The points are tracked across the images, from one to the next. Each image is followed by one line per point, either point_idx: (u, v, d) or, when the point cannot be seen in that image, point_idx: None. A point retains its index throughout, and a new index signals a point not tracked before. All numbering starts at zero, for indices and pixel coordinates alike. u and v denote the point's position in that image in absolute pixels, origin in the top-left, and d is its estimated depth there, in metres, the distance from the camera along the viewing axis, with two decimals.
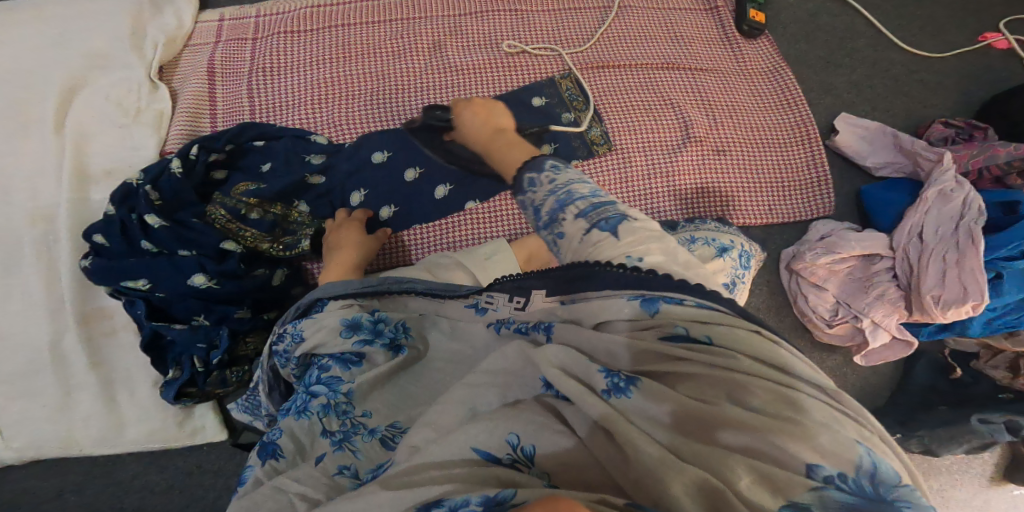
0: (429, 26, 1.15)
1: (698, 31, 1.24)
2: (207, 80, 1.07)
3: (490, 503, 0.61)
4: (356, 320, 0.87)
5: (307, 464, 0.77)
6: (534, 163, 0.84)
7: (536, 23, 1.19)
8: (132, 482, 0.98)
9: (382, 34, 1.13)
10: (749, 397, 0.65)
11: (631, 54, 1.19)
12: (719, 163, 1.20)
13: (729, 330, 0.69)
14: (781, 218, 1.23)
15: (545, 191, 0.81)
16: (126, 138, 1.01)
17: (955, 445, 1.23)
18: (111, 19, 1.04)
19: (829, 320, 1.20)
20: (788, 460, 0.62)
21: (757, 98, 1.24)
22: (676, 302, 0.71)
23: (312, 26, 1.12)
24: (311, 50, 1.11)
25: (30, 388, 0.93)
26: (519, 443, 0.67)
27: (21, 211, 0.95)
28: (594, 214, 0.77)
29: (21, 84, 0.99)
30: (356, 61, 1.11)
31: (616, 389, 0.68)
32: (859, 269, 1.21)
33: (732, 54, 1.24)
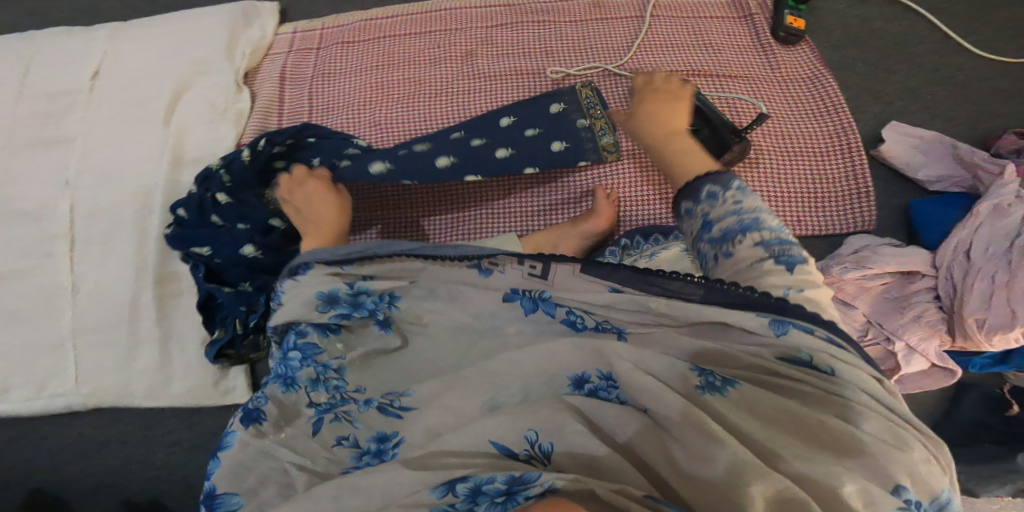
0: (463, 36, 1.22)
1: (730, 39, 1.25)
2: (279, 85, 1.25)
3: (514, 481, 0.77)
4: (334, 294, 0.92)
5: (305, 434, 0.87)
6: (720, 179, 0.92)
7: (564, 34, 1.23)
8: (166, 438, 1.18)
9: (421, 44, 1.22)
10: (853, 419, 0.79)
11: (659, 63, 1.21)
12: (745, 171, 1.20)
13: (851, 366, 0.80)
14: (808, 229, 1.18)
15: (729, 211, 0.89)
16: (212, 133, 1.20)
17: (997, 486, 1.11)
18: (212, 33, 1.24)
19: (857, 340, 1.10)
20: (881, 477, 0.75)
21: (792, 105, 1.22)
22: (806, 329, 0.80)
23: (363, 36, 1.23)
24: (361, 57, 1.22)
25: (107, 338, 1.14)
26: (537, 440, 0.82)
27: (128, 189, 1.16)
28: (775, 247, 0.85)
29: (140, 88, 1.21)
30: (396, 69, 1.21)
31: (712, 387, 0.82)
32: (896, 288, 1.11)
33: (766, 60, 1.24)
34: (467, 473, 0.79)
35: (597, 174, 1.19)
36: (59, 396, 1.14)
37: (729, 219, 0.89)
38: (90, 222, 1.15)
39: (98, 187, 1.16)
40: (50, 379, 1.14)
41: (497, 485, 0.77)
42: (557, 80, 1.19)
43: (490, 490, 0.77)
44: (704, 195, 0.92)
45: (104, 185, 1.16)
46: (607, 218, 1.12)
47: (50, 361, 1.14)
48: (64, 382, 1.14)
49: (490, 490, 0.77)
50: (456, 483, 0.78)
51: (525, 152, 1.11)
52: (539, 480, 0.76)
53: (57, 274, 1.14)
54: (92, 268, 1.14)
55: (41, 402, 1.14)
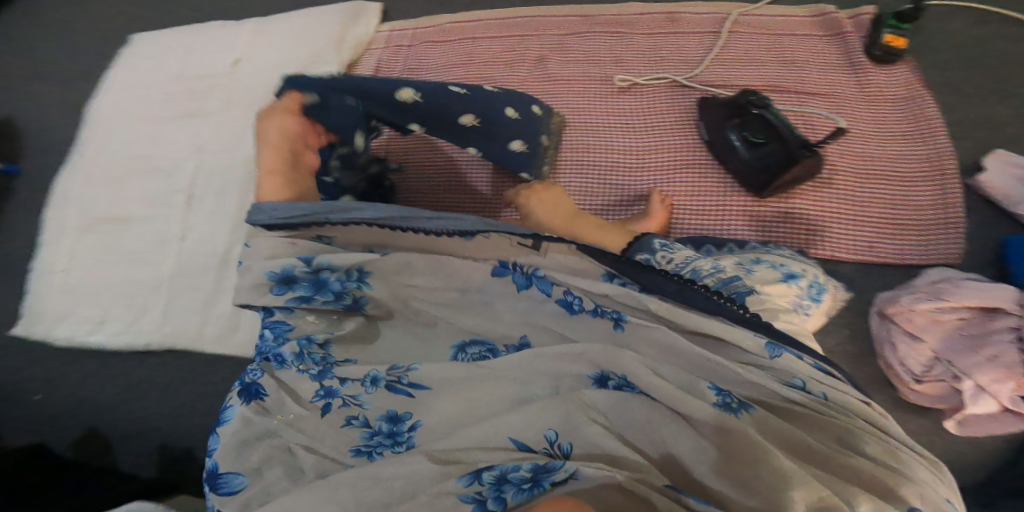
0: (537, 41, 1.23)
1: (816, 56, 1.18)
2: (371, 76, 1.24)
3: (539, 469, 0.77)
4: (290, 275, 0.88)
5: (313, 415, 0.84)
6: (644, 244, 0.91)
7: (635, 45, 1.22)
8: (220, 385, 1.28)
9: (497, 45, 1.23)
10: (858, 444, 0.76)
11: (733, 77, 1.18)
12: (816, 191, 1.11)
13: (846, 395, 0.78)
14: (884, 257, 1.06)
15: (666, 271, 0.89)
16: None
17: None
18: None
19: (918, 375, 0.95)
20: (896, 497, 0.71)
21: (879, 126, 1.12)
22: (798, 356, 0.79)
23: (448, 38, 1.24)
24: (443, 58, 1.23)
25: (195, 283, 1.29)
26: (556, 439, 0.82)
27: (241, 156, 1.35)
28: (725, 288, 0.87)
29: (263, 74, 1.38)
30: (472, 68, 1.22)
31: (730, 406, 0.79)
32: (975, 324, 0.95)
33: (855, 79, 1.16)
34: (495, 462, 0.80)
35: (652, 180, 1.16)
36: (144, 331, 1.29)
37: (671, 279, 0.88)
38: (208, 188, 1.35)
39: (222, 152, 1.37)
40: (140, 315, 1.29)
41: (521, 473, 0.77)
42: (624, 88, 1.20)
43: (515, 479, 0.77)
44: (635, 263, 0.90)
45: (226, 155, 1.36)
46: (659, 221, 1.10)
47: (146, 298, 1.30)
48: (150, 320, 1.29)
49: (515, 478, 0.77)
50: (483, 472, 0.78)
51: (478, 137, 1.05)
52: (562, 466, 0.78)
53: (171, 224, 1.33)
54: (201, 220, 1.33)
55: (124, 339, 1.29)
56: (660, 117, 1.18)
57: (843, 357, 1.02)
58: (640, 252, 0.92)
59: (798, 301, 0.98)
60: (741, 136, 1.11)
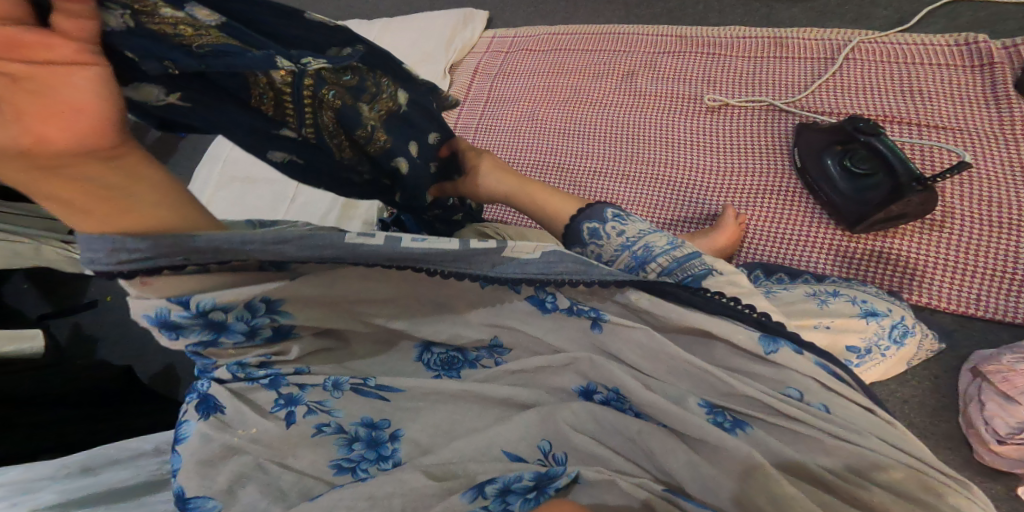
0: (630, 57, 1.21)
1: (948, 86, 1.02)
2: (470, 77, 1.29)
3: (541, 478, 0.66)
4: (166, 319, 0.59)
5: (275, 426, 0.66)
6: (597, 212, 0.78)
7: (734, 65, 1.15)
8: None
9: (591, 58, 1.23)
10: (879, 471, 0.57)
11: (840, 103, 1.06)
12: (923, 230, 0.93)
13: (851, 402, 0.60)
14: (993, 315, 0.87)
15: (615, 245, 0.74)
16: None
17: None
18: None
19: (1003, 439, 0.75)
20: None
21: (1015, 166, 0.93)
22: (796, 352, 0.60)
23: (544, 47, 1.27)
24: (537, 65, 1.26)
25: None
26: (550, 450, 0.69)
27: None
28: (678, 271, 0.70)
29: None
30: (562, 77, 1.23)
31: (728, 426, 0.63)
32: None
33: (994, 115, 0.98)
34: (495, 474, 0.67)
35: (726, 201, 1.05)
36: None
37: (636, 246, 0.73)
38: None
39: None
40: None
41: (524, 482, 0.65)
42: (713, 108, 1.12)
43: (519, 489, 0.65)
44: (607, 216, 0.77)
45: None
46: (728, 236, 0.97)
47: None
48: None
49: (518, 490, 0.65)
50: (484, 484, 0.65)
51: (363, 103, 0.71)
52: (565, 472, 0.67)
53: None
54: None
55: None
56: (743, 140, 1.09)
57: (915, 416, 0.84)
58: (592, 221, 0.77)
59: (876, 340, 0.81)
60: (840, 165, 0.97)
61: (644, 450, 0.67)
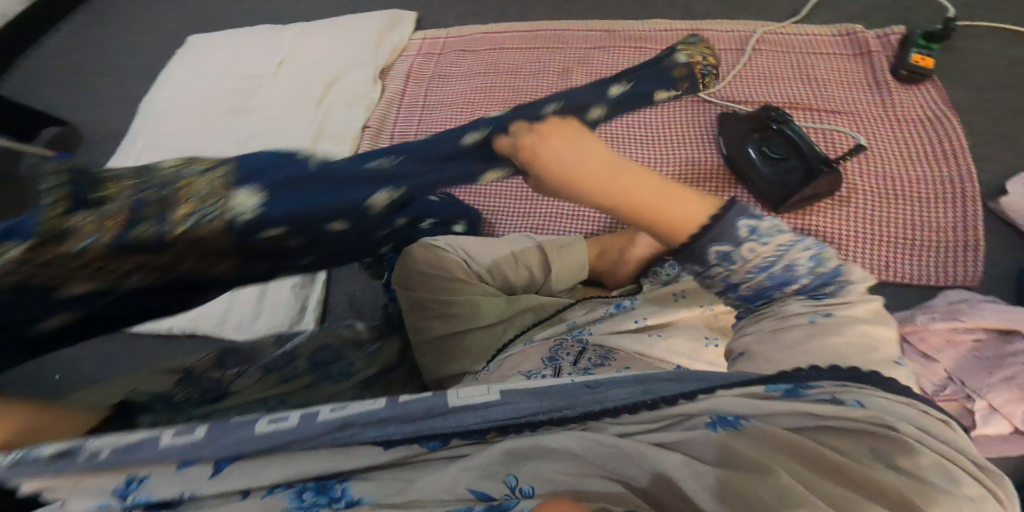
0: (562, 55, 1.29)
1: (837, 74, 1.19)
2: (402, 83, 1.38)
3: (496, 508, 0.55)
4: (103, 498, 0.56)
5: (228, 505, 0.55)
6: (723, 233, 0.69)
7: (659, 59, 1.26)
8: None
9: (524, 58, 1.31)
10: (897, 460, 0.57)
11: (752, 93, 1.20)
12: (835, 208, 1.11)
13: (881, 400, 0.60)
14: (895, 278, 1.06)
15: (761, 263, 0.70)
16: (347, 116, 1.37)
17: None
18: (365, 35, 1.45)
19: (930, 395, 0.95)
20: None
21: (896, 145, 1.11)
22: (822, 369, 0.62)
23: (478, 46, 1.36)
24: (472, 66, 1.34)
25: None
26: (517, 484, 0.57)
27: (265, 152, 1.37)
28: (820, 287, 0.70)
29: (308, 80, 1.45)
30: (499, 78, 1.30)
31: (724, 423, 0.59)
32: (993, 347, 0.96)
33: (880, 98, 1.15)
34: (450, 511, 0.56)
35: None
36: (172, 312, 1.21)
37: (760, 274, 0.70)
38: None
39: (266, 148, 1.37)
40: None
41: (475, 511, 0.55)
42: None
43: None
44: (713, 256, 0.70)
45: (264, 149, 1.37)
46: None
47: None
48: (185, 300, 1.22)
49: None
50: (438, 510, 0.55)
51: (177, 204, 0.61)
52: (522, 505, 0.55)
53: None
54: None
55: None
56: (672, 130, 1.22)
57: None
58: (742, 224, 0.70)
59: None
60: (761, 151, 1.13)
61: (629, 457, 0.58)
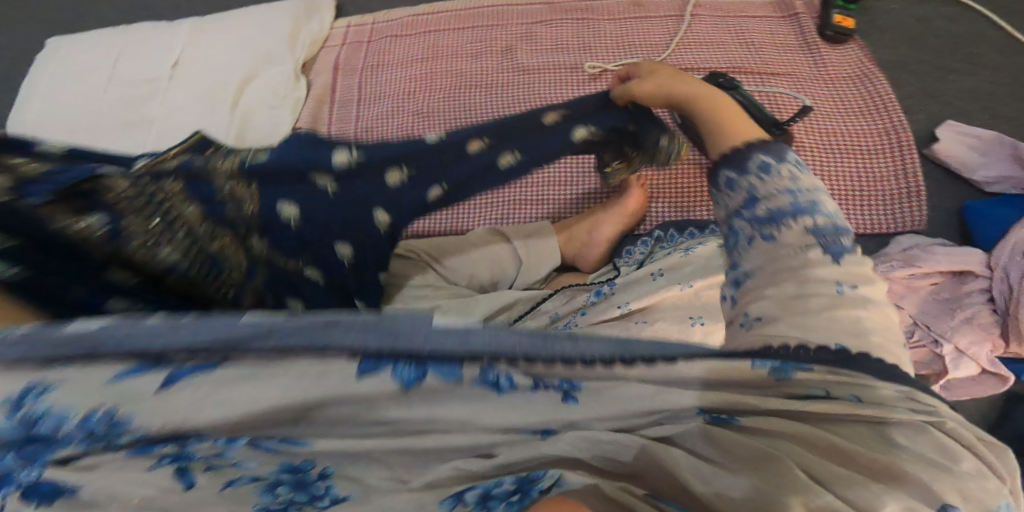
0: (504, 32, 1.27)
1: (772, 37, 1.23)
2: (331, 74, 1.33)
3: (524, 481, 0.55)
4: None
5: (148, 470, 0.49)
6: (743, 160, 0.74)
7: (603, 30, 1.25)
8: None
9: (464, 38, 1.28)
10: (898, 435, 0.58)
11: (696, 60, 1.21)
12: None
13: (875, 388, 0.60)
14: (851, 228, 1.14)
15: (778, 184, 0.71)
16: (273, 119, 1.26)
17: None
18: (280, 23, 1.34)
19: (900, 343, 1.05)
20: (928, 489, 0.54)
21: (835, 102, 1.18)
22: (813, 363, 0.61)
23: (411, 31, 1.32)
24: (407, 51, 1.30)
25: None
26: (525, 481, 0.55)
27: None
28: (828, 235, 0.68)
29: (211, 76, 1.30)
30: (439, 61, 1.27)
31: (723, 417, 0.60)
32: (948, 289, 1.06)
33: (813, 58, 1.21)
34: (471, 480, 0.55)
35: None
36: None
37: (783, 198, 0.70)
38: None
39: None
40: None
41: (505, 486, 0.55)
42: (594, 75, 1.21)
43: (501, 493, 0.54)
44: (754, 163, 0.73)
45: None
46: (637, 200, 1.16)
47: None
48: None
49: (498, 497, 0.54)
50: (463, 491, 0.54)
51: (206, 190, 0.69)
52: (548, 472, 0.56)
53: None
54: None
55: None
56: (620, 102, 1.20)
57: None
58: (769, 153, 0.73)
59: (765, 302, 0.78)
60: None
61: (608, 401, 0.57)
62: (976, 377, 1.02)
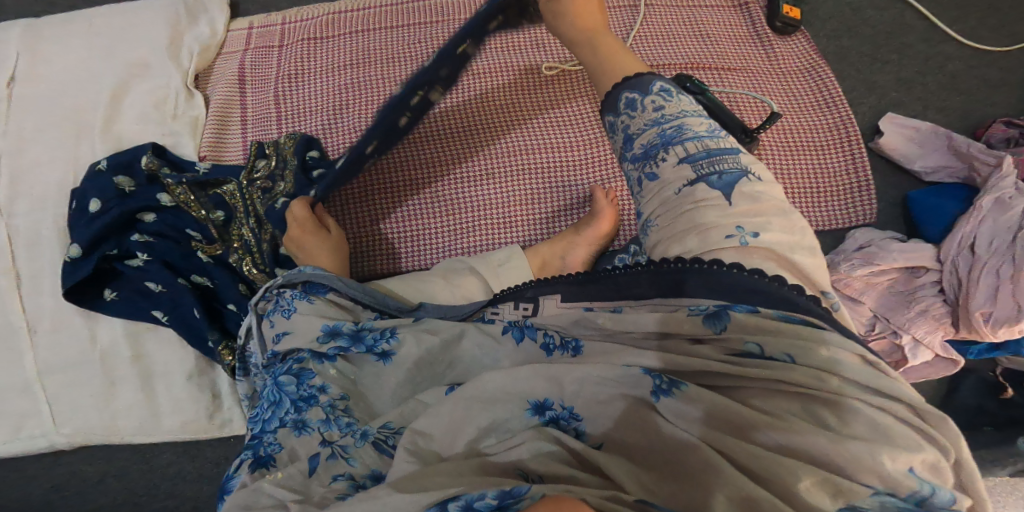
0: (445, 29, 1.17)
1: (723, 28, 1.20)
2: (235, 87, 1.16)
3: (505, 496, 0.65)
4: (336, 327, 0.90)
5: (320, 481, 0.77)
6: (612, 104, 0.87)
7: None
8: (167, 468, 1.12)
9: (399, 37, 1.17)
10: (827, 411, 0.65)
11: (656, 55, 1.16)
12: None
13: (814, 350, 0.67)
14: (811, 225, 1.16)
15: (650, 122, 0.82)
16: (176, 147, 1.11)
17: (998, 468, 1.16)
18: (153, 31, 1.14)
19: (864, 335, 1.14)
20: (852, 466, 0.62)
21: (790, 97, 1.17)
22: (749, 311, 0.70)
23: (333, 30, 1.18)
24: (329, 56, 1.16)
25: (79, 378, 1.06)
26: (525, 492, 0.65)
27: (49, 216, 1.05)
28: (705, 166, 0.77)
29: (70, 95, 1.09)
30: (374, 67, 1.15)
31: (661, 391, 0.71)
32: (902, 282, 1.14)
33: (765, 51, 1.19)
34: (460, 491, 0.67)
35: (581, 179, 1.14)
36: (39, 437, 1.06)
37: (653, 131, 0.82)
38: (33, 253, 1.05)
39: (37, 210, 1.06)
40: (24, 421, 1.06)
41: (487, 500, 0.65)
42: None
43: (483, 507, 0.64)
44: (623, 104, 0.86)
45: (40, 207, 1.05)
46: (609, 218, 1.09)
47: (23, 404, 1.05)
48: (41, 422, 1.06)
49: (482, 509, 0.64)
50: (448, 502, 0.66)
51: (168, 213, 1.06)
52: (527, 492, 0.65)
53: (9, 313, 1.05)
54: (48, 303, 1.05)
55: (18, 444, 1.06)
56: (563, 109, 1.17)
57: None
58: (632, 93, 0.85)
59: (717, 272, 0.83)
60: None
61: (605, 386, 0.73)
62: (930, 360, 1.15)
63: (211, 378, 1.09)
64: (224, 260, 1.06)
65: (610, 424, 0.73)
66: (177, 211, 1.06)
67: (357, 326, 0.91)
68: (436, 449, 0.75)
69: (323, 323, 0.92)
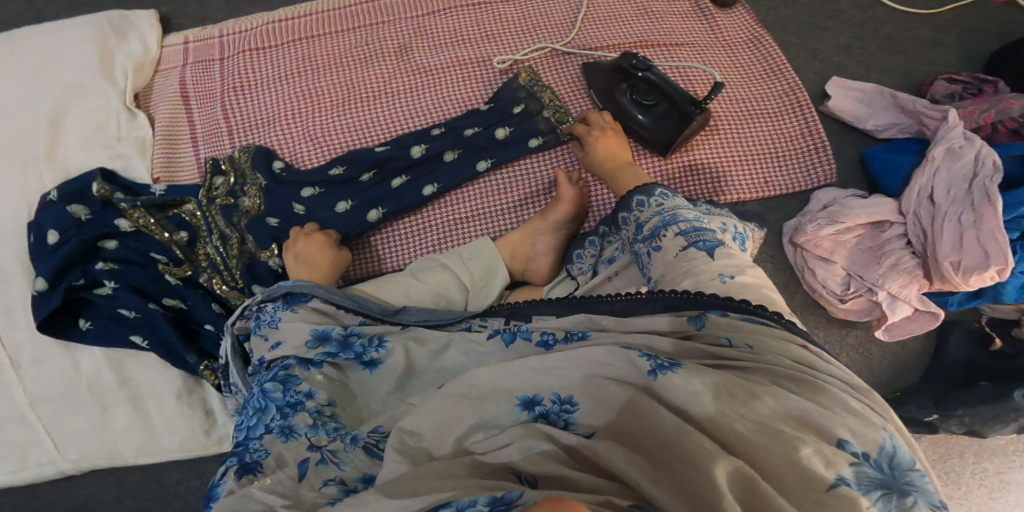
0: (393, 30, 1.18)
1: (667, 6, 1.23)
2: (182, 103, 1.14)
3: (495, 502, 0.60)
4: (325, 332, 0.87)
5: (309, 483, 0.72)
6: (625, 204, 0.93)
7: (503, 13, 1.20)
8: (177, 486, 1.06)
9: (347, 42, 1.17)
10: (790, 385, 0.66)
11: (603, 37, 1.18)
12: (710, 140, 1.16)
13: (771, 340, 0.70)
14: (779, 190, 1.17)
15: (652, 212, 0.88)
16: (128, 170, 1.08)
17: (1002, 425, 1.14)
18: (80, 49, 1.11)
19: (841, 294, 1.14)
20: (823, 430, 0.62)
21: (737, 68, 1.20)
22: (721, 313, 0.73)
23: (281, 39, 1.18)
24: (278, 65, 1.16)
25: (69, 407, 1.02)
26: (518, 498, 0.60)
27: (12, 250, 1.01)
28: (694, 234, 0.82)
29: (12, 122, 1.06)
30: (324, 71, 1.15)
31: (661, 368, 0.67)
32: (869, 238, 1.14)
33: (708, 25, 1.22)
34: (450, 498, 0.62)
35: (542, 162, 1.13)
36: (46, 464, 1.02)
37: (655, 219, 0.88)
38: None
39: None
40: (29, 449, 1.02)
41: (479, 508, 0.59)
42: (505, 69, 1.16)
43: None
44: (634, 206, 0.91)
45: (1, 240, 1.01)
46: (570, 201, 1.06)
47: (20, 432, 1.01)
48: (45, 449, 1.02)
49: None
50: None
51: (128, 238, 1.01)
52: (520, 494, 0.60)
53: None
54: (25, 340, 1.01)
55: (27, 472, 1.02)
56: None
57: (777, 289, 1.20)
58: (640, 197, 0.91)
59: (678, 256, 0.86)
60: (632, 100, 1.10)
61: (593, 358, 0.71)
62: (911, 315, 1.14)
63: (201, 395, 1.05)
64: (195, 280, 1.03)
65: (599, 421, 0.68)
66: (139, 236, 1.02)
67: (347, 331, 0.88)
68: (426, 448, 0.71)
69: (311, 328, 0.87)
